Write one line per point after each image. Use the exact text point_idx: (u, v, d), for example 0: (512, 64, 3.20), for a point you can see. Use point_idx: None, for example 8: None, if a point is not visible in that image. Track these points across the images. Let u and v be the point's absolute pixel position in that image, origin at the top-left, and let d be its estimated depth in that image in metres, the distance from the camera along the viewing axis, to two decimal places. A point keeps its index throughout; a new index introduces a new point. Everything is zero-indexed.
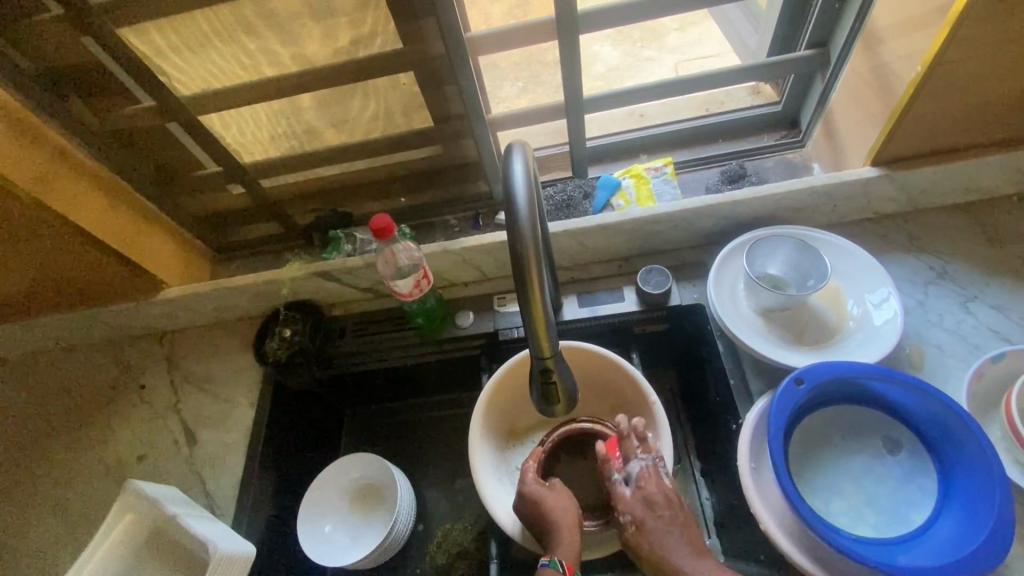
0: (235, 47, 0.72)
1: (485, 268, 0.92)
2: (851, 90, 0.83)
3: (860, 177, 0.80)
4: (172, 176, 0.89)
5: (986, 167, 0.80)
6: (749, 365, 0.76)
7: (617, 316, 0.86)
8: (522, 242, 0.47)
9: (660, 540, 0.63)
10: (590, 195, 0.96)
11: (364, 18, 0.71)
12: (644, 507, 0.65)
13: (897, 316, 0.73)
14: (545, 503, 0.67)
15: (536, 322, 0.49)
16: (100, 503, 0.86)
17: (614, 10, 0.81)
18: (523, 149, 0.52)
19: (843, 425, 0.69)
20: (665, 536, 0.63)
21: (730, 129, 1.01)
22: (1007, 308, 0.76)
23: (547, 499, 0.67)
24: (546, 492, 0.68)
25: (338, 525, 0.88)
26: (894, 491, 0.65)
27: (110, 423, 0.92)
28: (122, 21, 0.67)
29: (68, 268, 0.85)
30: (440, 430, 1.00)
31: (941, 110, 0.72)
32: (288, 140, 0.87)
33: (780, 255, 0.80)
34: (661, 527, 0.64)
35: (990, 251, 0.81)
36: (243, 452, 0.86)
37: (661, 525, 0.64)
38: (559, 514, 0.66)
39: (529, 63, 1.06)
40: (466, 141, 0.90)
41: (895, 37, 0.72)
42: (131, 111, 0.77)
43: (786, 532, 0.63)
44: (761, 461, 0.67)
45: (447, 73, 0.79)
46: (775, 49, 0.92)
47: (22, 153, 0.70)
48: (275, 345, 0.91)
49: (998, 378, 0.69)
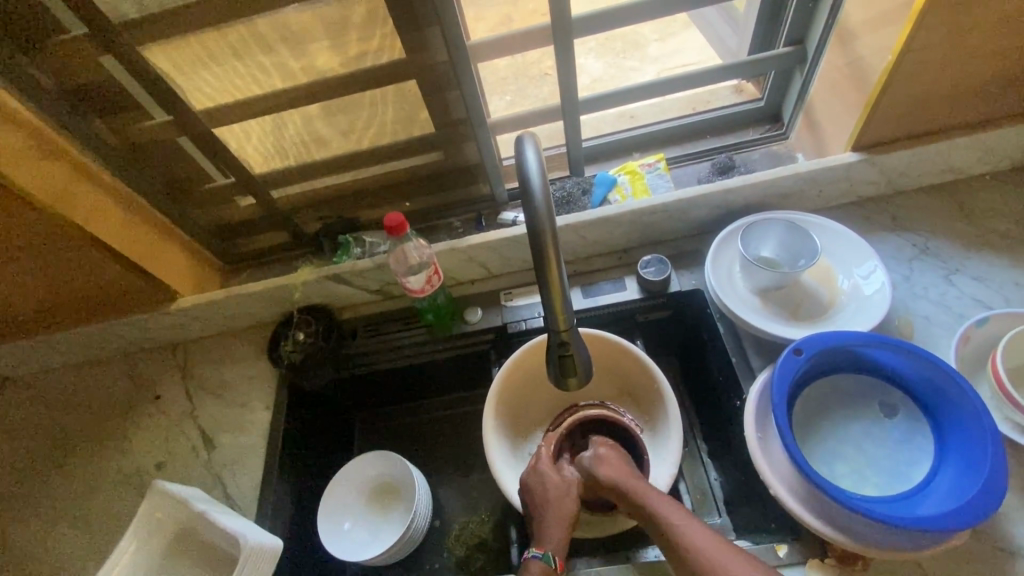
0: (250, 60, 0.76)
1: (490, 266, 0.96)
2: (828, 82, 0.88)
3: (843, 162, 0.85)
4: (183, 189, 0.92)
5: (958, 148, 0.85)
6: (749, 343, 0.80)
7: (621, 304, 0.90)
8: (538, 223, 0.51)
9: (610, 476, 0.67)
10: (588, 191, 1.00)
11: (373, 30, 0.75)
12: (603, 462, 0.69)
13: (885, 286, 0.77)
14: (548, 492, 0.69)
15: (553, 297, 0.52)
16: (121, 512, 0.87)
17: (604, 16, 0.87)
18: (533, 138, 0.55)
19: (842, 393, 0.73)
20: (620, 476, 0.66)
21: (717, 126, 1.06)
22: (987, 279, 0.81)
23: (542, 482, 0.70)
24: (545, 476, 0.71)
25: (357, 522, 0.90)
26: (893, 452, 0.69)
27: (126, 434, 0.93)
28: (142, 39, 0.71)
29: (84, 280, 0.87)
30: (452, 427, 1.02)
31: (913, 95, 0.77)
32: (297, 150, 0.91)
33: (772, 237, 0.84)
34: (613, 470, 0.67)
35: (968, 226, 0.86)
36: (261, 454, 0.88)
37: (612, 467, 0.68)
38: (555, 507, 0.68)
39: (516, 78, 1.09)
40: (468, 145, 0.94)
41: (868, 31, 0.77)
42: (147, 126, 0.81)
43: (795, 495, 0.66)
44: (768, 431, 0.71)
45: (449, 79, 0.83)
46: (755, 48, 0.98)
47: (43, 166, 0.72)
48: (289, 347, 0.94)
49: (983, 341, 0.73)
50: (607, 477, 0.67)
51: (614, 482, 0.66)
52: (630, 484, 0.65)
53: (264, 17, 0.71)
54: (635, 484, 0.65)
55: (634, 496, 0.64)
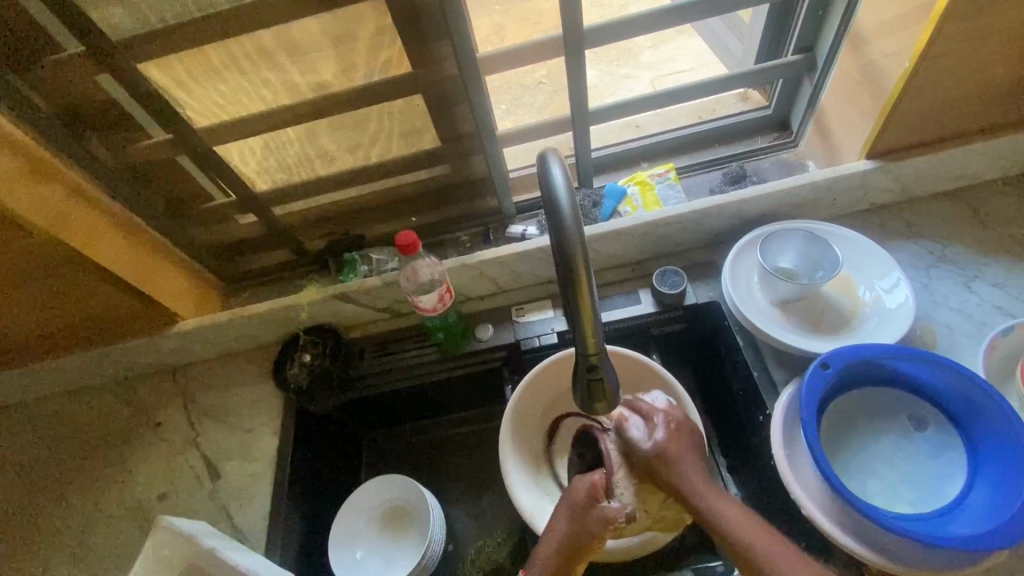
0: (254, 76, 0.73)
1: (500, 280, 0.93)
2: (840, 89, 0.87)
3: (857, 170, 0.85)
4: (183, 208, 0.88)
5: (972, 153, 0.84)
6: (770, 357, 0.79)
7: (636, 318, 0.88)
8: (567, 240, 0.47)
9: (664, 470, 0.63)
10: (598, 203, 0.98)
11: (381, 43, 0.73)
12: (657, 439, 0.65)
13: (908, 298, 0.76)
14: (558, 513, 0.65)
15: (583, 318, 0.48)
16: (123, 546, 0.84)
17: (616, 26, 0.85)
18: (557, 154, 0.53)
19: (869, 406, 0.72)
20: (680, 448, 0.65)
21: (724, 134, 1.05)
22: (1007, 285, 0.80)
23: (562, 514, 0.65)
24: (567, 502, 0.65)
25: (369, 550, 0.87)
26: (925, 466, 0.67)
27: (127, 464, 0.90)
28: (143, 57, 0.68)
29: (80, 305, 0.84)
30: (464, 447, 1.00)
31: (929, 101, 0.76)
32: (301, 166, 0.88)
33: (791, 249, 0.83)
34: (664, 454, 0.64)
35: (984, 232, 0.85)
36: (269, 481, 0.85)
37: (673, 450, 0.65)
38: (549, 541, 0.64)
39: (510, 86, 1.03)
40: (476, 158, 0.92)
41: (881, 37, 0.76)
42: (147, 145, 0.78)
43: (828, 516, 0.64)
44: (796, 448, 0.69)
45: (458, 93, 0.81)
46: (762, 56, 0.97)
47: (42, 190, 0.69)
48: (295, 370, 0.91)
49: (1009, 350, 0.72)
50: (668, 460, 0.64)
51: (671, 470, 0.63)
52: (686, 472, 0.63)
53: (270, 31, 0.69)
54: (687, 454, 0.65)
55: (688, 483, 0.62)
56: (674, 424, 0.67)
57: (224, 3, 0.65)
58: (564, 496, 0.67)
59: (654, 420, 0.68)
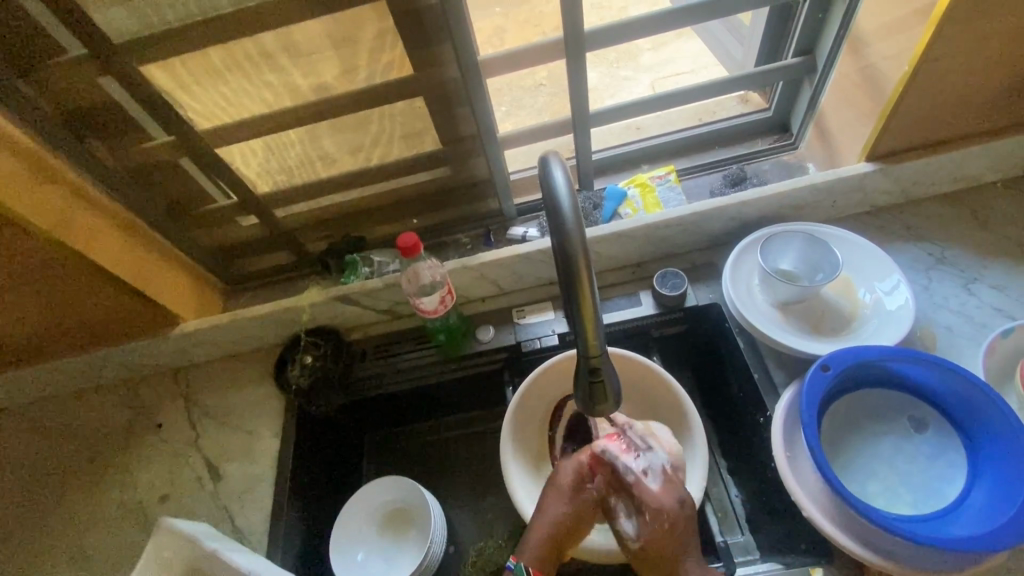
0: (257, 78, 0.74)
1: (501, 282, 0.94)
2: (840, 91, 0.88)
3: (857, 172, 0.85)
4: (185, 210, 0.89)
5: (972, 156, 0.85)
6: (770, 358, 0.79)
7: (636, 319, 0.88)
8: (568, 242, 0.48)
9: (654, 566, 0.60)
10: (599, 206, 0.99)
11: (383, 45, 0.74)
12: (646, 536, 0.60)
13: (908, 300, 0.77)
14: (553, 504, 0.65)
15: (584, 320, 0.49)
16: (124, 548, 0.84)
17: (617, 28, 0.85)
18: (558, 157, 0.53)
19: (869, 408, 0.72)
20: (673, 546, 0.59)
21: (724, 136, 1.05)
22: (1006, 287, 0.80)
23: (553, 500, 0.65)
24: (563, 489, 0.65)
25: (370, 552, 0.87)
26: (925, 468, 0.67)
27: (128, 465, 0.91)
28: (146, 60, 0.68)
29: (82, 307, 0.84)
30: (464, 448, 1.00)
31: (928, 104, 0.76)
32: (303, 169, 0.88)
33: (792, 251, 0.83)
34: (657, 555, 0.59)
35: (983, 234, 0.85)
36: (270, 483, 0.85)
37: (665, 549, 0.59)
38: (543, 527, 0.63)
39: (511, 88, 1.03)
40: (477, 161, 0.92)
41: (881, 40, 0.77)
42: (149, 147, 0.78)
43: (829, 518, 0.64)
44: (796, 450, 0.69)
45: (459, 95, 0.81)
46: (762, 59, 0.98)
47: (45, 192, 0.70)
48: (297, 372, 0.91)
49: (1008, 352, 0.72)
50: (662, 561, 0.59)
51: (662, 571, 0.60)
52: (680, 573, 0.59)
53: (273, 34, 0.69)
54: (684, 554, 0.60)
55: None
56: (671, 518, 0.60)
57: (228, 6, 0.66)
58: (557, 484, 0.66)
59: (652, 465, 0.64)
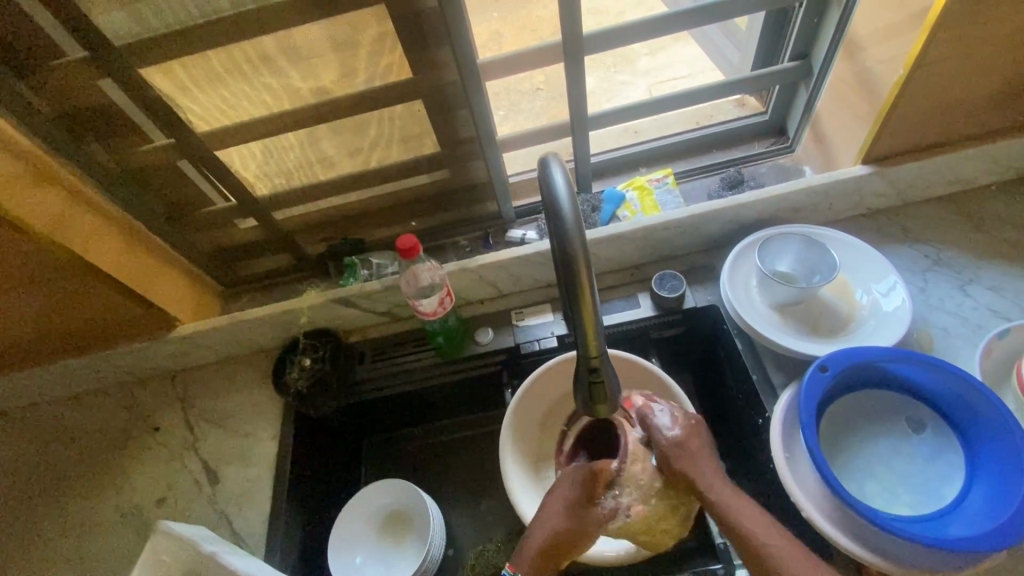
0: (256, 81, 0.74)
1: (500, 284, 0.94)
2: (837, 95, 0.88)
3: (853, 175, 0.86)
4: (184, 213, 0.89)
5: (966, 158, 0.85)
6: (769, 360, 0.79)
7: (635, 321, 0.88)
8: (569, 243, 0.48)
9: (689, 456, 0.64)
10: (597, 208, 0.99)
11: (382, 48, 0.74)
12: (679, 428, 0.66)
13: (905, 302, 0.77)
14: (551, 502, 0.65)
15: (584, 321, 0.49)
16: (121, 552, 0.83)
17: (615, 32, 0.85)
18: (559, 159, 0.53)
19: (867, 409, 0.72)
20: (698, 444, 0.65)
21: (722, 139, 1.06)
22: (1002, 289, 0.81)
23: (553, 503, 0.65)
24: (564, 487, 0.65)
25: (369, 555, 0.86)
26: (923, 468, 0.68)
27: (125, 469, 0.90)
28: (146, 63, 0.68)
29: (80, 310, 0.83)
30: (463, 451, 0.99)
31: (923, 107, 0.77)
32: (302, 171, 0.89)
33: (789, 253, 0.84)
34: (691, 442, 0.65)
35: (978, 236, 0.86)
36: (269, 486, 0.85)
37: (694, 439, 0.65)
38: (543, 530, 0.63)
39: (509, 92, 1.03)
40: (476, 163, 0.92)
41: (876, 44, 0.78)
42: (149, 150, 0.78)
43: (828, 518, 0.64)
44: (795, 450, 0.69)
45: (458, 98, 0.82)
46: (759, 63, 0.98)
47: (44, 195, 0.69)
48: (296, 374, 0.91)
49: (1005, 353, 0.73)
50: (692, 445, 0.65)
51: (692, 457, 0.64)
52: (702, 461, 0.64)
53: (272, 37, 0.69)
54: (706, 454, 0.64)
55: (704, 473, 0.63)
56: (694, 420, 0.67)
57: (228, 10, 0.66)
58: (562, 483, 0.66)
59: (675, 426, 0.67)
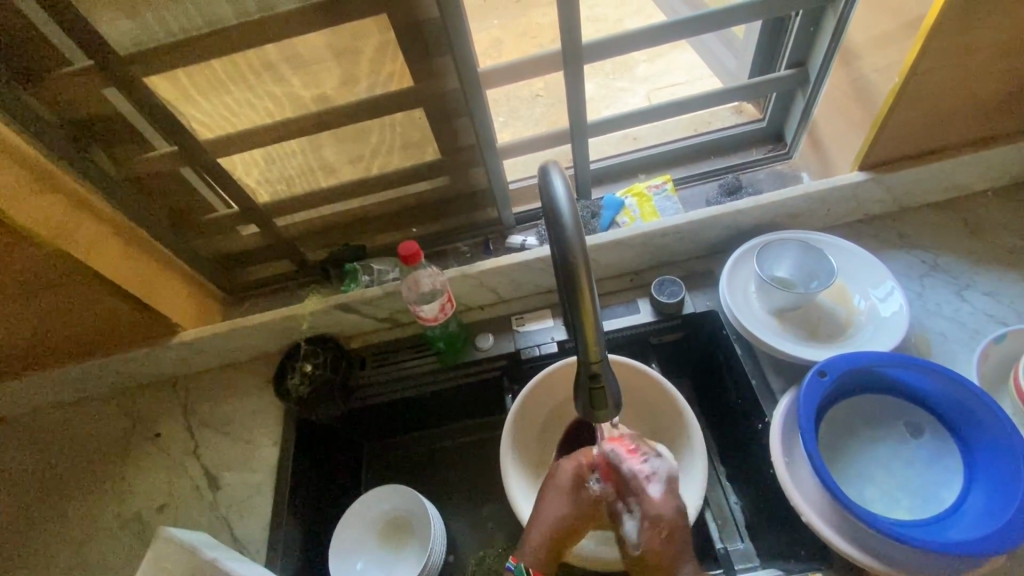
0: (259, 89, 0.75)
1: (500, 290, 0.94)
2: (833, 102, 0.89)
3: (850, 181, 0.86)
4: (186, 219, 0.89)
5: (961, 165, 0.86)
6: (768, 365, 0.80)
7: (634, 326, 0.89)
8: (569, 250, 0.48)
9: (677, 512, 0.61)
10: (597, 214, 1.00)
11: (384, 57, 0.75)
12: (666, 481, 0.62)
13: (902, 307, 0.78)
14: (545, 495, 0.65)
15: (585, 327, 0.49)
16: (121, 559, 0.83)
17: (614, 41, 0.86)
18: (558, 167, 0.53)
19: (866, 414, 0.73)
20: (684, 498, 0.62)
21: (720, 146, 1.07)
22: (998, 294, 0.81)
23: (552, 495, 0.65)
24: (559, 477, 0.65)
25: (369, 561, 0.86)
26: (922, 473, 0.68)
27: (126, 475, 0.90)
28: (151, 72, 0.69)
29: (82, 316, 0.84)
30: (464, 457, 1.00)
31: (918, 114, 0.78)
32: (304, 178, 0.89)
33: (787, 259, 0.85)
34: (677, 496, 0.62)
35: (974, 241, 0.87)
36: (269, 492, 0.85)
37: (679, 492, 0.62)
38: (543, 520, 0.63)
39: (509, 99, 1.04)
40: (476, 170, 0.93)
41: (871, 52, 0.79)
42: (152, 157, 0.79)
43: (828, 523, 0.65)
44: (795, 455, 0.69)
45: (459, 106, 0.82)
46: (756, 70, 0.99)
47: (48, 202, 0.70)
48: (297, 380, 0.91)
49: (1002, 357, 0.74)
50: (681, 503, 0.61)
51: (679, 515, 0.61)
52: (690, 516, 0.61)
53: (276, 46, 0.70)
54: (693, 513, 0.62)
55: (689, 530, 0.61)
56: (682, 473, 0.64)
57: (232, 19, 0.67)
58: (557, 474, 0.66)
59: (660, 472, 0.62)
